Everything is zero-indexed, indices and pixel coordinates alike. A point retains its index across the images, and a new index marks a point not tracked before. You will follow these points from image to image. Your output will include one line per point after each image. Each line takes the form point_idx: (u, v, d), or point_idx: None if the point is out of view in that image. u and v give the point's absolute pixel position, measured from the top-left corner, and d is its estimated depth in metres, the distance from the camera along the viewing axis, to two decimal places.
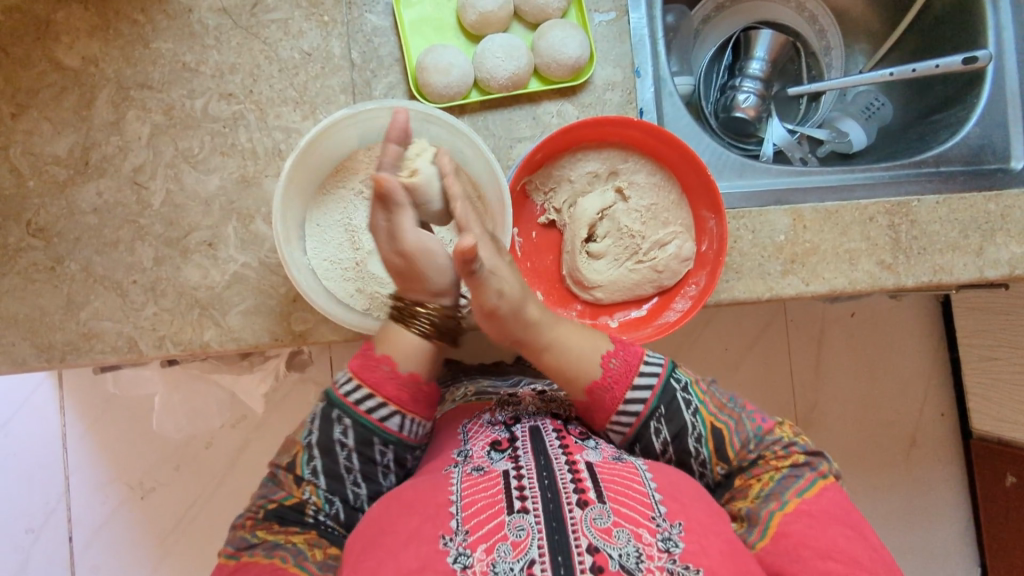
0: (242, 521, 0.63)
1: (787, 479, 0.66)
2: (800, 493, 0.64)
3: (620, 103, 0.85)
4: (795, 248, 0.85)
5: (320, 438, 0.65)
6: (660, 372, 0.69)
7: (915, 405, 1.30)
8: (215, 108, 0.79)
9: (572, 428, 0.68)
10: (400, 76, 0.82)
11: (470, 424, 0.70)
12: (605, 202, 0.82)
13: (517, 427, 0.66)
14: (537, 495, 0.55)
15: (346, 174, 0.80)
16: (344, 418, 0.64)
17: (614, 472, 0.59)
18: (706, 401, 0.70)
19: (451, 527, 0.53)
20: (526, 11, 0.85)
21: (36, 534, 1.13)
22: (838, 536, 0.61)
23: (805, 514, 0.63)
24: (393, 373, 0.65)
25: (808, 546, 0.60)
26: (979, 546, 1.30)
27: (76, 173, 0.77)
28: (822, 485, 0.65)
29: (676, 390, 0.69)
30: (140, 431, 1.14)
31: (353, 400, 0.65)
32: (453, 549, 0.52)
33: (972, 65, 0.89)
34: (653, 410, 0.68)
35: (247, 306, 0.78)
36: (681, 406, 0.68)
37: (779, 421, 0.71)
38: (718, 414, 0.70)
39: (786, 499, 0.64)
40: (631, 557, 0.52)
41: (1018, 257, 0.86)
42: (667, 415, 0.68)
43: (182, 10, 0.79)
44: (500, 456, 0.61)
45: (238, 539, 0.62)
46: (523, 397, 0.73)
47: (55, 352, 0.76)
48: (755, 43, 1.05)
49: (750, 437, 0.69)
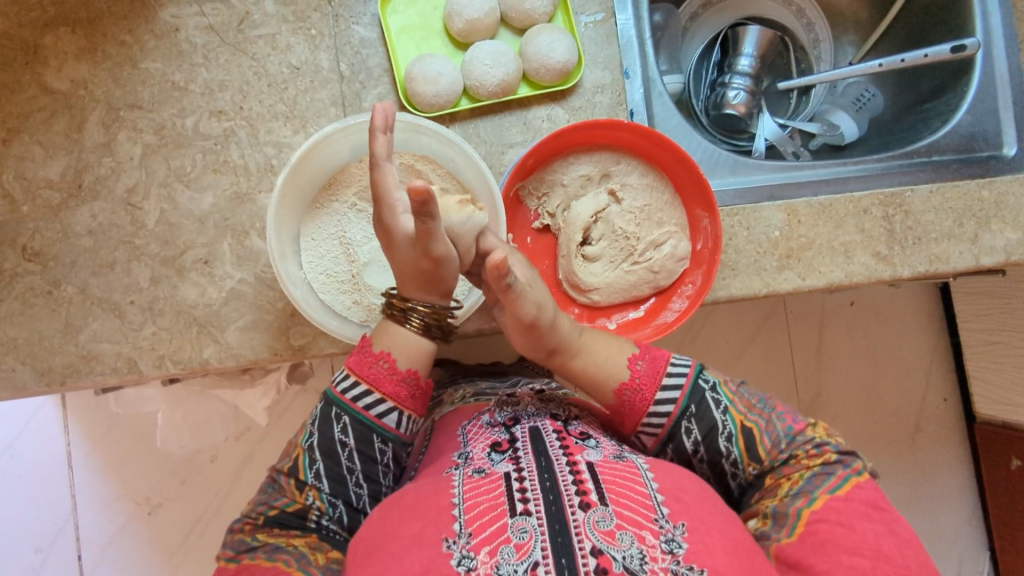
0: (240, 526, 0.64)
1: (818, 477, 0.65)
2: (830, 490, 0.64)
3: (610, 105, 0.85)
4: (790, 243, 0.85)
5: (320, 440, 0.65)
6: (688, 374, 0.71)
7: (918, 393, 1.30)
8: (206, 125, 0.79)
9: (573, 428, 0.67)
10: (389, 87, 0.82)
11: (469, 425, 0.70)
12: (598, 205, 0.82)
13: (518, 428, 0.66)
14: (539, 497, 0.55)
15: (339, 187, 0.80)
16: (343, 416, 0.65)
17: (615, 472, 0.59)
18: (735, 401, 0.70)
19: (455, 530, 0.54)
20: (513, 17, 0.85)
21: (45, 554, 1.13)
22: (866, 531, 0.60)
23: (833, 511, 0.62)
24: (389, 368, 0.66)
25: (833, 542, 0.60)
26: (986, 531, 1.31)
27: (69, 196, 0.77)
28: (855, 482, 0.64)
29: (704, 391, 0.70)
30: (144, 448, 1.14)
31: (351, 396, 0.65)
32: (457, 552, 0.52)
33: (961, 53, 0.89)
34: (682, 411, 0.69)
35: (245, 322, 0.78)
36: (710, 405, 0.69)
37: (811, 423, 0.70)
38: (748, 414, 0.70)
39: (815, 495, 0.63)
40: (634, 559, 0.51)
41: (1013, 243, 0.86)
42: (698, 414, 0.69)
43: (169, 28, 0.79)
44: (501, 458, 0.61)
45: (238, 542, 0.62)
46: (522, 398, 0.73)
47: (55, 375, 0.76)
48: (744, 39, 1.05)
49: (781, 436, 0.69)
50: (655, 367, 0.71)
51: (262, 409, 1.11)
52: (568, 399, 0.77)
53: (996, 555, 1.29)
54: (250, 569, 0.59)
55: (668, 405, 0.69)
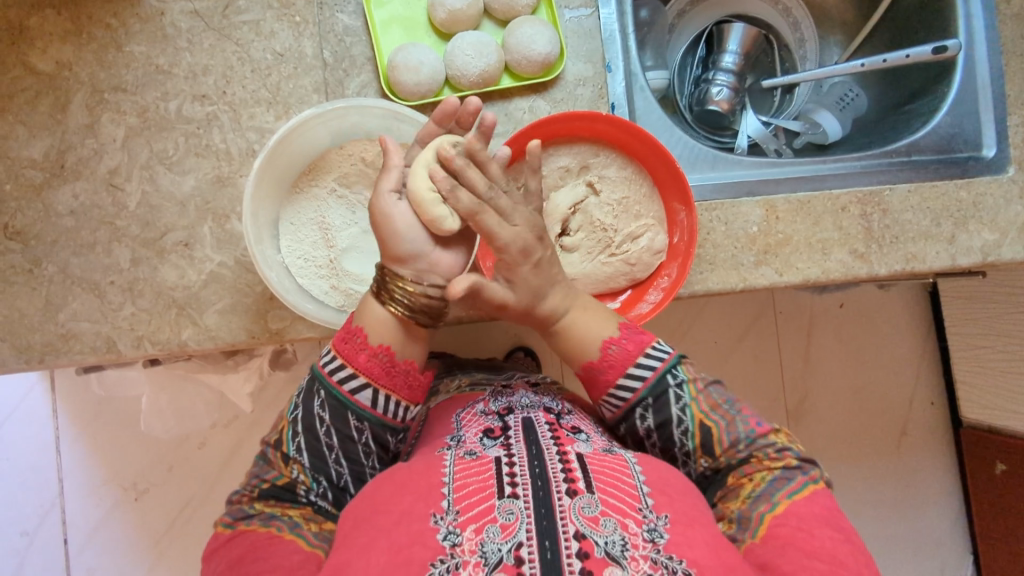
0: (238, 496, 0.65)
1: (779, 480, 0.65)
2: (789, 494, 0.64)
3: (591, 99, 0.86)
4: (768, 239, 0.86)
5: (303, 413, 0.65)
6: (659, 366, 0.69)
7: (903, 394, 1.30)
8: (189, 109, 0.80)
9: (564, 421, 0.68)
10: (372, 75, 0.83)
11: (463, 413, 0.70)
12: (577, 197, 0.83)
13: (511, 417, 0.66)
14: (528, 483, 0.55)
15: (318, 174, 0.81)
16: (321, 391, 0.64)
17: (604, 463, 0.60)
18: (699, 400, 0.69)
19: (443, 507, 0.54)
20: (495, 9, 0.86)
21: (30, 537, 1.14)
22: (824, 538, 0.61)
23: (794, 516, 0.63)
24: (361, 343, 0.64)
25: (794, 546, 0.60)
26: (966, 535, 1.31)
27: (52, 176, 0.78)
28: (812, 489, 0.65)
29: (669, 384, 0.69)
30: (129, 432, 1.15)
31: (336, 378, 0.64)
32: (444, 527, 0.53)
33: (941, 55, 0.90)
34: (640, 400, 0.69)
35: (224, 305, 0.79)
36: (670, 401, 0.68)
37: (775, 428, 0.70)
38: (709, 414, 0.69)
39: (776, 500, 0.64)
40: (616, 545, 0.52)
41: (990, 244, 0.87)
42: (655, 406, 0.68)
43: (155, 13, 0.79)
44: (493, 443, 0.61)
45: (236, 510, 0.63)
46: (516, 389, 0.74)
47: (34, 353, 0.77)
48: (727, 37, 1.06)
49: (742, 438, 0.68)
50: (642, 337, 0.71)
51: (246, 395, 1.13)
52: (560, 394, 0.77)
53: (979, 558, 1.29)
54: (245, 536, 0.61)
55: (626, 390, 0.69)
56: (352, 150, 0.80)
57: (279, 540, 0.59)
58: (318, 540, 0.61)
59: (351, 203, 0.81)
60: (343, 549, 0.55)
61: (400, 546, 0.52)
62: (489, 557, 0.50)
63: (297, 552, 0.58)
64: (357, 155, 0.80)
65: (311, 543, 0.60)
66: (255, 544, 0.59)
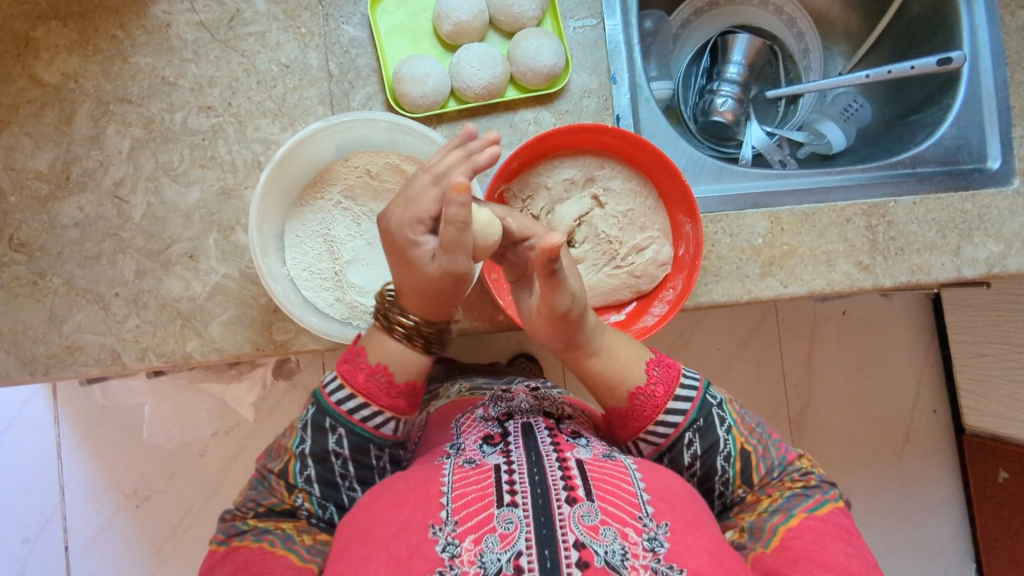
0: (232, 514, 0.64)
1: (798, 496, 0.66)
2: (808, 509, 0.65)
3: (597, 110, 0.86)
4: (773, 250, 0.86)
5: (314, 447, 0.63)
6: (698, 387, 0.68)
7: (906, 403, 1.30)
8: (195, 120, 0.80)
9: (565, 427, 0.67)
10: (378, 86, 0.83)
11: (463, 419, 0.70)
12: (582, 209, 0.83)
13: (510, 423, 0.66)
14: (527, 490, 0.55)
15: (323, 185, 0.80)
16: (338, 427, 0.63)
17: (604, 469, 0.59)
18: (739, 421, 0.69)
19: (441, 517, 0.54)
20: (501, 20, 0.85)
21: (32, 544, 1.14)
22: (837, 552, 0.61)
23: (808, 529, 0.63)
24: (387, 382, 0.63)
25: (807, 558, 0.60)
26: (972, 544, 1.31)
27: (57, 188, 0.78)
28: (831, 507, 0.66)
29: (712, 406, 0.68)
30: (131, 440, 1.15)
31: (347, 408, 0.63)
32: (442, 539, 0.52)
33: (948, 66, 0.89)
34: (690, 422, 0.66)
35: (228, 317, 0.79)
36: (716, 422, 0.67)
37: (801, 454, 0.72)
38: (749, 437, 0.69)
39: (793, 513, 0.64)
40: (616, 555, 0.52)
41: (996, 256, 0.87)
42: (703, 429, 0.67)
43: (160, 25, 0.79)
44: (492, 450, 0.61)
45: (228, 527, 0.63)
46: (517, 394, 0.73)
47: (38, 365, 0.77)
48: (732, 47, 1.07)
49: (775, 464, 0.69)
50: (670, 374, 0.68)
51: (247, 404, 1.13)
52: (562, 400, 0.75)
53: (982, 566, 1.29)
54: (237, 552, 0.61)
55: (676, 416, 0.66)
56: (356, 162, 0.80)
57: (272, 555, 0.59)
58: (311, 554, 0.61)
59: (356, 214, 0.81)
60: (342, 561, 0.55)
61: (399, 561, 0.52)
62: (488, 568, 0.50)
63: (290, 567, 0.58)
64: (363, 167, 0.80)
65: (303, 557, 0.60)
66: (249, 560, 0.59)
